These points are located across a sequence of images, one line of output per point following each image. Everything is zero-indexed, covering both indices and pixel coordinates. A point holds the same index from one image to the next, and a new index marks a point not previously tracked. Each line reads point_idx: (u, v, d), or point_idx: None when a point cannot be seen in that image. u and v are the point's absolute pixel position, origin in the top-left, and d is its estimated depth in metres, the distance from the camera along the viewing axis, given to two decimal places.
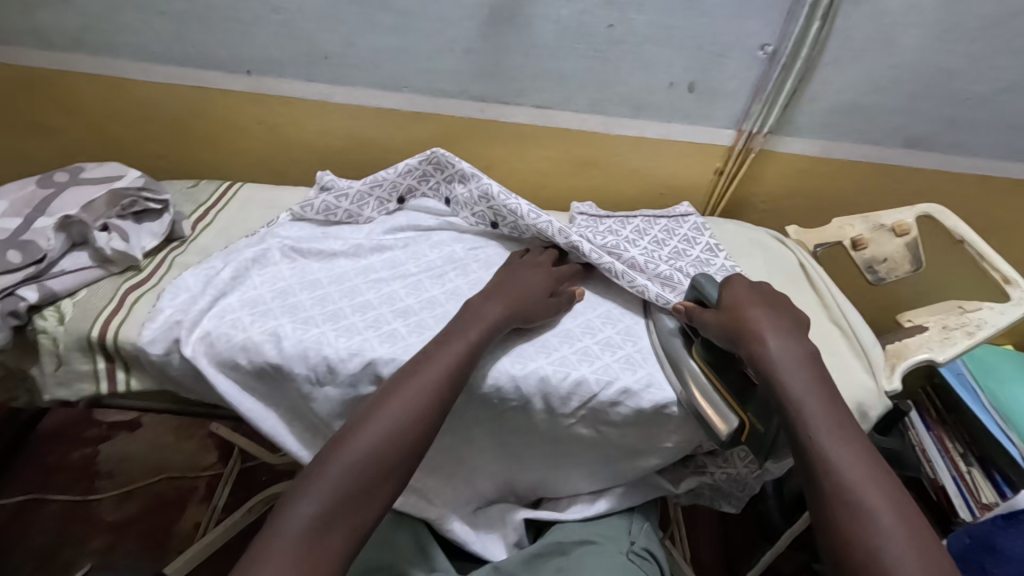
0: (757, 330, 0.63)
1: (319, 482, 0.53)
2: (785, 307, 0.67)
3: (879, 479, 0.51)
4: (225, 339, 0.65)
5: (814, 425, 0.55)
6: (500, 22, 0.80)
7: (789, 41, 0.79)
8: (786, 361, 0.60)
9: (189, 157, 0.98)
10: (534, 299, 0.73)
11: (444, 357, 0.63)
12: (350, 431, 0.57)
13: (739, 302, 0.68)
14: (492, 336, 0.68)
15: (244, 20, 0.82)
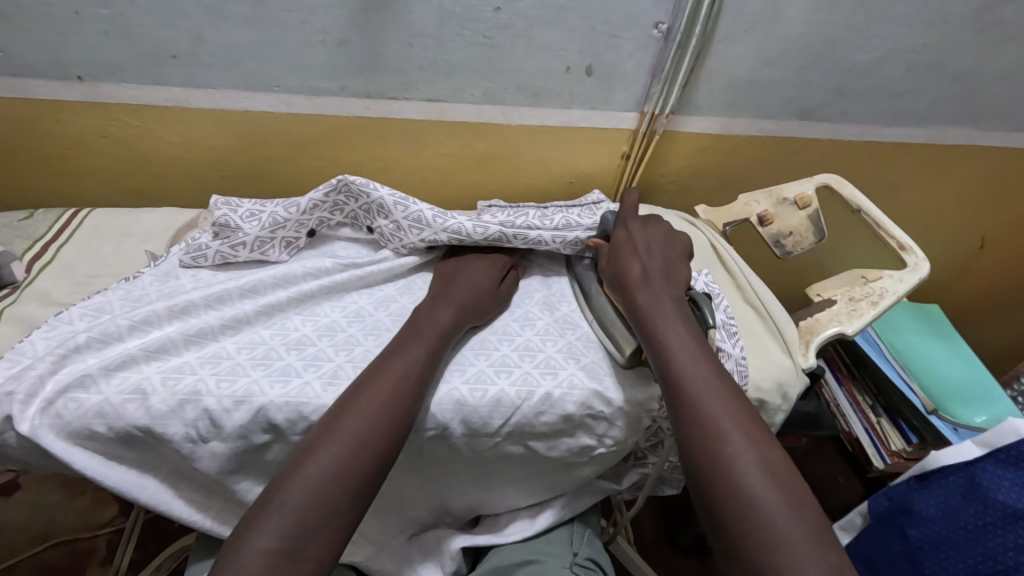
0: (636, 287, 0.64)
1: (277, 505, 0.47)
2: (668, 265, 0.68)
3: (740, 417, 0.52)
4: (75, 406, 0.54)
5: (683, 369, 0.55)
6: (373, 9, 0.72)
7: (682, 18, 0.77)
8: (662, 312, 0.61)
9: (24, 182, 0.84)
10: (494, 295, 0.71)
11: (406, 358, 0.59)
12: (307, 450, 0.51)
13: (622, 256, 0.68)
14: (450, 334, 0.64)
15: (61, 16, 0.68)
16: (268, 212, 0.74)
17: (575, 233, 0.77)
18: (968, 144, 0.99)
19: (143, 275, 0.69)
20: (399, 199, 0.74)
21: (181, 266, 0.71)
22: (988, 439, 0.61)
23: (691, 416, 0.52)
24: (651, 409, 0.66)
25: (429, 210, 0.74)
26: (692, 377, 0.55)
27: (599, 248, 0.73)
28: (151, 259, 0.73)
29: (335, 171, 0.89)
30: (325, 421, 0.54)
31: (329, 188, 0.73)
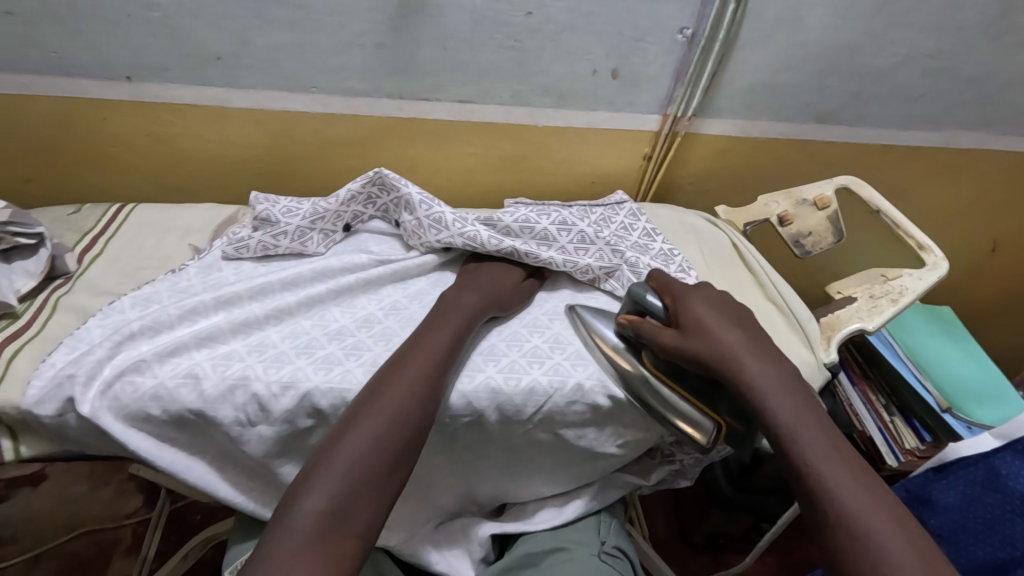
0: (743, 361, 0.58)
1: (328, 467, 0.48)
2: (750, 325, 0.63)
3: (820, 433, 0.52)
4: (131, 389, 0.57)
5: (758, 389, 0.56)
6: (409, 13, 0.75)
7: (706, 23, 0.79)
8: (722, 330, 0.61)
9: (67, 179, 0.87)
10: (516, 293, 0.74)
11: (437, 340, 0.62)
12: (349, 422, 0.52)
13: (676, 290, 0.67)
14: (473, 320, 0.67)
15: (113, 19, 0.71)
16: (309, 207, 0.77)
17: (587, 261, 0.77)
18: (983, 147, 1.01)
19: (188, 267, 0.72)
20: (425, 199, 0.76)
21: (224, 259, 0.74)
22: (1005, 431, 0.62)
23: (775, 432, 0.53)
24: None
25: (451, 213, 0.77)
26: (789, 410, 0.54)
27: (637, 324, 0.66)
28: (196, 252, 0.76)
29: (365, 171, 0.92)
30: (365, 395, 0.55)
31: (365, 180, 0.78)
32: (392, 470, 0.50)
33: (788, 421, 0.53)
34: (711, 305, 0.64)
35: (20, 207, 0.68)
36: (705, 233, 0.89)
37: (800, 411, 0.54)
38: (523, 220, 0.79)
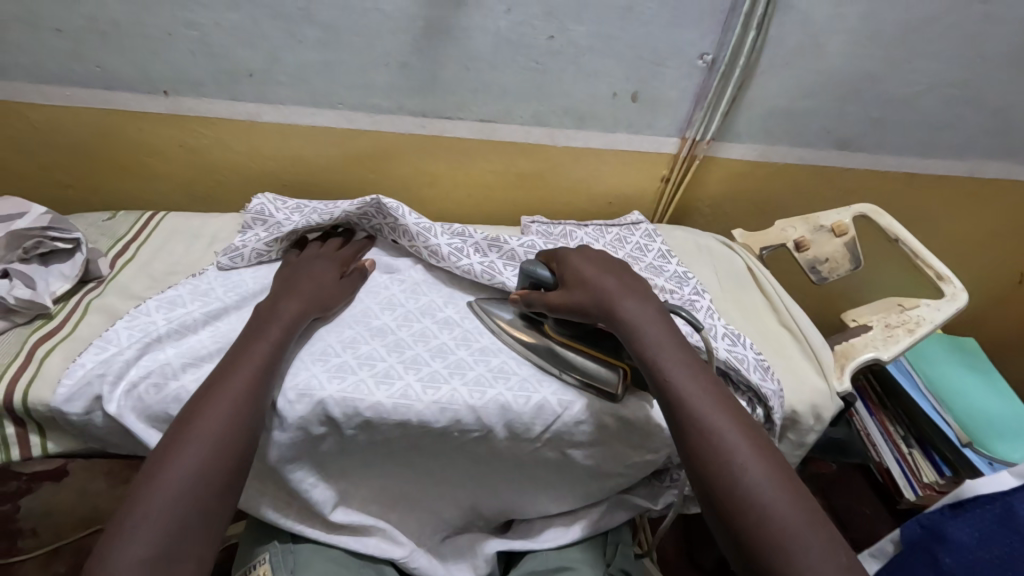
0: (617, 302, 0.62)
1: (139, 513, 0.46)
2: (627, 271, 0.67)
3: (761, 449, 0.50)
4: (155, 390, 0.59)
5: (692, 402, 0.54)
6: (435, 35, 0.77)
7: (726, 50, 0.80)
8: (647, 327, 0.60)
9: (103, 186, 0.91)
10: (338, 283, 0.73)
11: (261, 354, 0.59)
12: (159, 466, 0.49)
13: (589, 279, 0.65)
14: (293, 326, 0.64)
15: (153, 35, 0.75)
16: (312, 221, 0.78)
17: None
18: (1008, 178, 1.00)
19: (210, 270, 0.75)
20: (421, 230, 0.78)
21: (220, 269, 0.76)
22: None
23: (702, 442, 0.51)
24: None
25: (448, 244, 0.78)
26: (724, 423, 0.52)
27: (528, 296, 0.69)
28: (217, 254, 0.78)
29: (387, 185, 0.94)
30: (175, 426, 0.52)
31: (362, 204, 0.79)
32: (219, 495, 0.49)
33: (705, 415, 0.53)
34: (588, 260, 0.68)
35: (60, 213, 0.71)
36: (720, 256, 0.89)
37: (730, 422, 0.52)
38: (528, 246, 0.81)
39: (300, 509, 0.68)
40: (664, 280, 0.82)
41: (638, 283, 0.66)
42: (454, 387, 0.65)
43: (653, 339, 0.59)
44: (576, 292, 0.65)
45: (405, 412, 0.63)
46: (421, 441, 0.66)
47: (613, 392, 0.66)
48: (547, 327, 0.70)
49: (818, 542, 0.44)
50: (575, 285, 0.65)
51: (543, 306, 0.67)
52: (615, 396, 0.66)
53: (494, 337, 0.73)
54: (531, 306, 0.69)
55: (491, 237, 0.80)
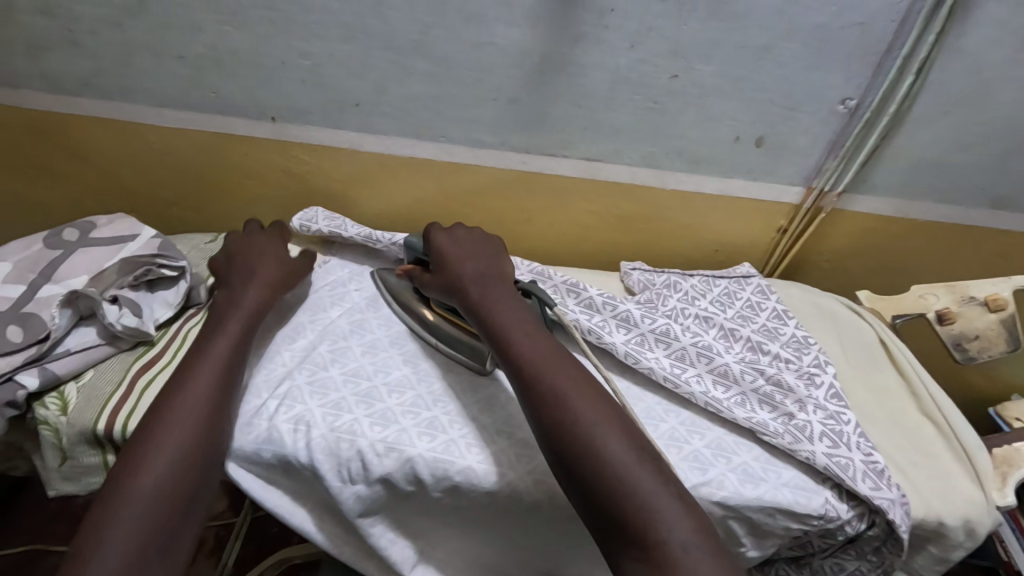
0: (470, 286, 0.64)
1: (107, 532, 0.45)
2: (494, 254, 0.69)
3: (604, 408, 0.52)
4: (247, 433, 0.58)
5: (536, 373, 0.54)
6: (549, 71, 0.73)
7: (872, 96, 0.72)
8: (501, 306, 0.61)
9: (204, 207, 0.92)
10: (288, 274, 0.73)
11: (223, 348, 0.60)
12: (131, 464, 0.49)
13: (450, 263, 0.67)
14: (252, 324, 0.64)
15: (270, 65, 0.75)
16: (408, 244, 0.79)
17: (724, 362, 0.68)
18: None
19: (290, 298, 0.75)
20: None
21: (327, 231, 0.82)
22: None
23: (553, 413, 0.52)
24: (806, 524, 0.58)
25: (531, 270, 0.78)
26: (567, 387, 0.53)
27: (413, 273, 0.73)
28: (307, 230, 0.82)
29: (484, 221, 0.91)
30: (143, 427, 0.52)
31: None
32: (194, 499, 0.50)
33: (548, 384, 0.53)
34: (454, 240, 0.70)
35: (168, 238, 0.71)
36: (845, 324, 0.79)
37: (572, 382, 0.54)
38: (608, 296, 0.74)
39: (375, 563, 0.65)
40: (781, 347, 0.73)
41: (504, 268, 0.68)
42: None
43: (501, 315, 0.60)
44: (439, 278, 0.68)
45: (497, 482, 0.58)
46: (508, 510, 0.60)
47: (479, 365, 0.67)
48: (432, 304, 0.72)
49: (652, 479, 0.47)
50: (440, 270, 0.68)
51: (421, 285, 0.71)
52: (484, 367, 0.67)
53: None
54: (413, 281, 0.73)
55: (570, 281, 0.76)
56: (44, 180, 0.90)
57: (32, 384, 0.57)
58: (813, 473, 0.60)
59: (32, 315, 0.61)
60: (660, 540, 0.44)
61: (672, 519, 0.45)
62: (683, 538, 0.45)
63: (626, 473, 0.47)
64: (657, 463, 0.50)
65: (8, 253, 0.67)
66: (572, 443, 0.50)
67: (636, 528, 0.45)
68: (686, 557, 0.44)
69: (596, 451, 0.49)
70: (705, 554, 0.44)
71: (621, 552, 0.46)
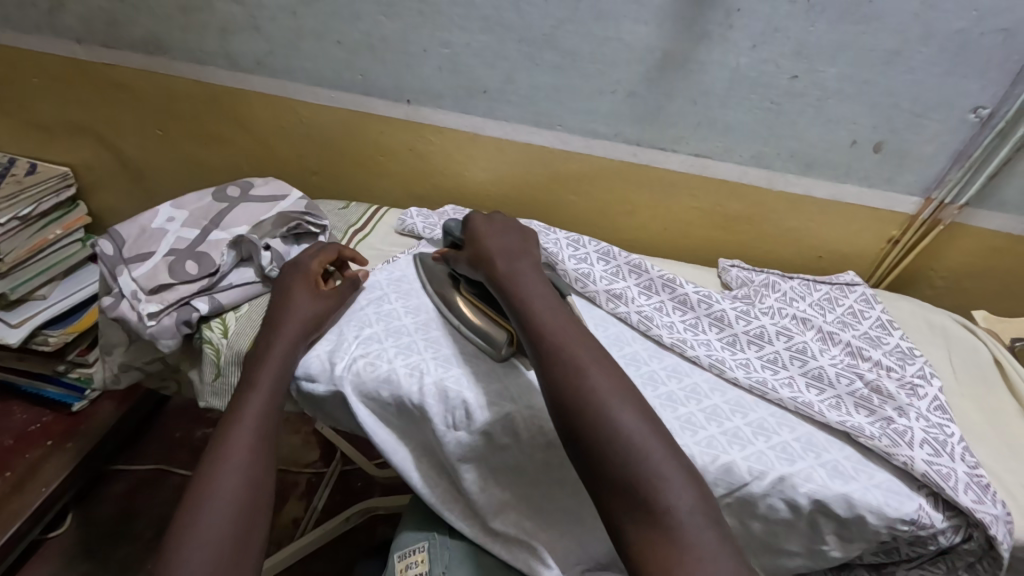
0: (497, 261, 0.68)
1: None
2: (525, 233, 0.73)
3: (616, 378, 0.54)
4: (371, 370, 0.66)
5: (549, 339, 0.57)
6: (670, 67, 0.76)
7: (1010, 105, 0.70)
8: (520, 277, 0.65)
9: (336, 179, 1.03)
10: (332, 316, 0.70)
11: (271, 360, 0.63)
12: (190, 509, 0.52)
13: (484, 236, 0.72)
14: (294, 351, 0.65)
15: (413, 51, 0.83)
16: None
17: (818, 366, 0.69)
18: None
19: (400, 258, 0.83)
20: (581, 277, 0.78)
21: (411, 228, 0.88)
22: None
23: (568, 375, 0.54)
24: (898, 530, 0.57)
25: (628, 263, 0.81)
26: (580, 355, 0.55)
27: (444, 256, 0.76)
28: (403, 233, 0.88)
29: (586, 208, 0.94)
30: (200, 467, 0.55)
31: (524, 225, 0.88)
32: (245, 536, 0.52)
33: (565, 352, 0.55)
34: (492, 221, 0.75)
35: (312, 201, 0.82)
36: (959, 342, 0.76)
37: (586, 352, 0.56)
38: (704, 295, 0.76)
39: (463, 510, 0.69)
40: (884, 354, 0.72)
41: (528, 249, 0.71)
42: None
43: (525, 290, 0.63)
44: (471, 250, 0.72)
45: None
46: None
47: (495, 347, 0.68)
48: (461, 288, 0.75)
49: (663, 448, 0.49)
50: (472, 243, 0.72)
51: (455, 262, 0.74)
52: (500, 353, 0.68)
53: (682, 383, 0.68)
54: (450, 263, 0.75)
55: (667, 276, 0.78)
56: (210, 146, 1.04)
57: (202, 308, 0.68)
58: (909, 480, 0.59)
59: (205, 253, 0.72)
60: (666, 509, 0.45)
61: (678, 485, 0.47)
62: (687, 504, 0.46)
63: (638, 442, 0.49)
64: (666, 433, 0.51)
65: (185, 201, 0.80)
66: (582, 406, 0.51)
67: (644, 492, 0.46)
68: (693, 525, 0.45)
69: (609, 418, 0.50)
70: (707, 519, 0.46)
71: (627, 517, 0.47)
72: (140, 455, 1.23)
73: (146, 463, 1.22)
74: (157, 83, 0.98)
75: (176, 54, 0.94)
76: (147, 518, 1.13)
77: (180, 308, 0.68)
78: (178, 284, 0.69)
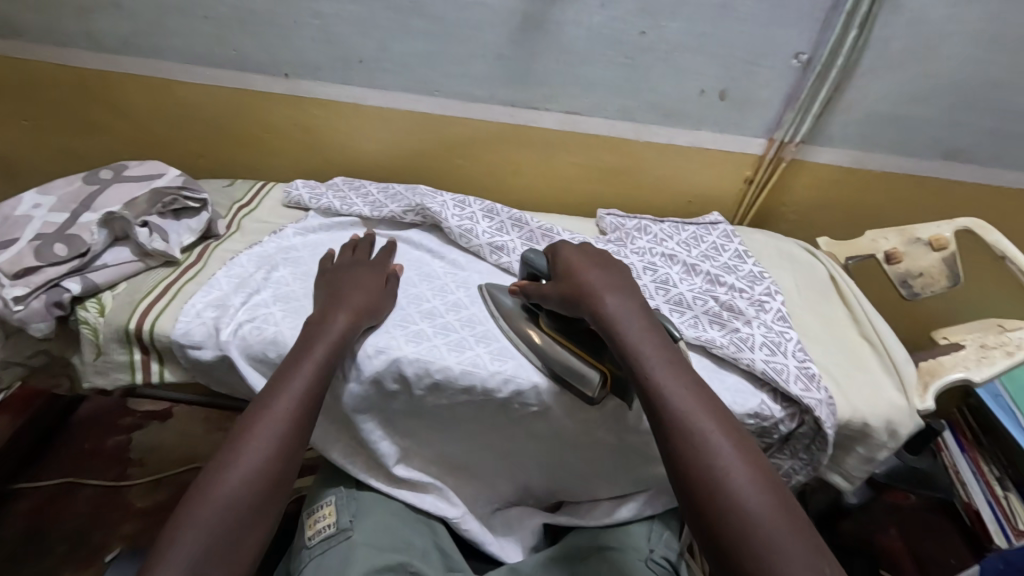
0: (603, 297, 0.60)
1: (175, 548, 0.48)
2: (618, 265, 0.66)
3: (745, 452, 0.49)
4: (257, 333, 0.67)
5: (670, 400, 0.52)
6: (531, 28, 0.81)
7: (825, 50, 0.79)
8: (626, 317, 0.59)
9: (223, 159, 1.01)
10: (383, 301, 0.71)
11: (308, 367, 0.60)
12: (206, 481, 0.52)
13: (576, 270, 0.64)
14: (346, 344, 0.64)
15: (282, 24, 0.84)
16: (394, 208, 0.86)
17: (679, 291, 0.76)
18: None
19: (288, 229, 0.84)
20: (465, 232, 0.82)
21: (297, 201, 0.89)
22: None
23: (688, 450, 0.49)
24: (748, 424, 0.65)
25: (509, 217, 0.86)
26: (705, 422, 0.50)
27: (523, 290, 0.70)
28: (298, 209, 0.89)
29: (474, 171, 0.98)
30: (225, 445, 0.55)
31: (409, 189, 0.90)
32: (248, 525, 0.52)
33: (688, 416, 0.51)
34: (582, 252, 0.67)
35: (190, 176, 0.82)
36: (802, 263, 0.86)
37: (707, 419, 0.51)
38: (579, 240, 0.83)
39: (366, 461, 0.72)
40: (737, 279, 0.80)
41: (627, 282, 0.64)
42: (522, 363, 0.68)
43: (639, 333, 0.57)
44: (562, 285, 0.64)
45: (471, 381, 0.66)
46: (485, 409, 0.69)
47: (586, 393, 0.64)
48: (540, 323, 0.69)
49: (801, 546, 0.43)
50: (564, 279, 0.64)
51: (540, 297, 0.67)
52: (593, 397, 0.64)
53: None
54: (529, 297, 0.69)
55: (545, 227, 0.84)
56: (83, 133, 1.00)
57: (75, 288, 0.67)
58: (753, 380, 0.67)
59: (75, 234, 0.71)
60: None
61: None
62: None
63: (770, 536, 0.44)
64: (808, 533, 0.45)
65: (53, 187, 0.78)
66: (708, 486, 0.47)
67: None
68: None
69: (738, 502, 0.46)
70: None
71: None
72: (43, 467, 1.18)
73: (51, 475, 1.17)
74: (14, 69, 0.93)
75: (31, 38, 0.90)
76: (57, 531, 1.08)
77: (49, 289, 0.66)
78: (47, 266, 0.68)
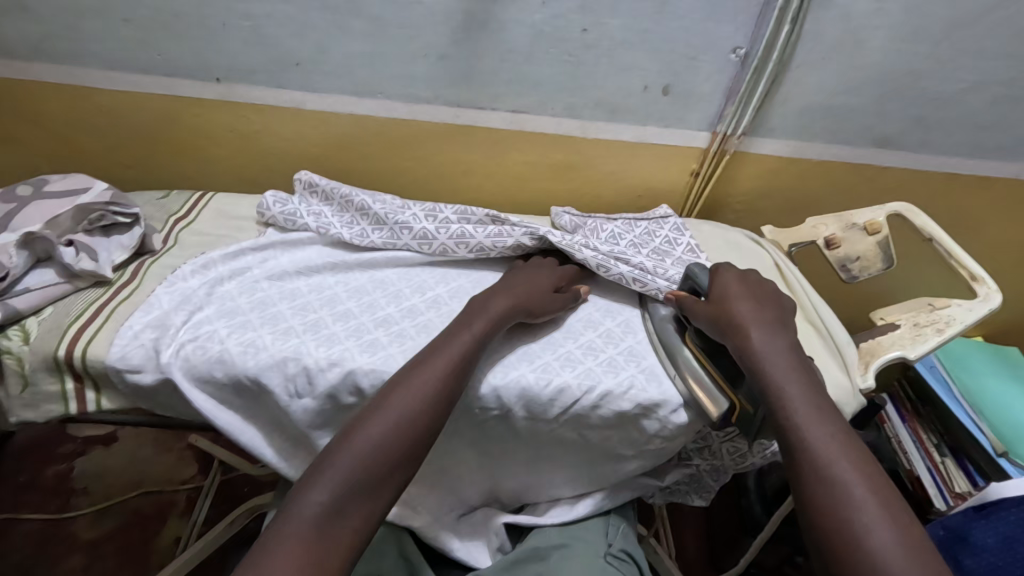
0: (747, 323, 0.64)
1: (329, 472, 0.51)
2: (773, 298, 0.69)
3: (871, 482, 0.49)
4: (201, 353, 0.64)
5: (804, 428, 0.54)
6: (472, 27, 0.80)
7: (761, 44, 0.81)
8: (771, 350, 0.61)
9: (155, 169, 0.96)
10: (540, 298, 0.73)
11: (443, 365, 0.60)
12: (357, 423, 0.55)
13: (728, 297, 0.67)
14: (498, 327, 0.67)
15: (211, 26, 0.80)
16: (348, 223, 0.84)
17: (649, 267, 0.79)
18: None
19: (246, 249, 0.79)
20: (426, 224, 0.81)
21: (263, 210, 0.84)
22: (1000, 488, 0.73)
23: (810, 470, 0.51)
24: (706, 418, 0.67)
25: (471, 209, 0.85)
26: (827, 448, 0.52)
27: (680, 300, 0.72)
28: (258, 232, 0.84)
29: (423, 173, 0.97)
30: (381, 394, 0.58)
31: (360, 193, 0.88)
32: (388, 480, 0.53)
33: (812, 440, 0.53)
34: (743, 281, 0.70)
35: (119, 191, 0.77)
36: (748, 252, 0.89)
37: (835, 445, 0.52)
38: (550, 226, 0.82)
39: None
40: None
41: (778, 318, 0.66)
42: (479, 368, 0.67)
43: (778, 361, 0.60)
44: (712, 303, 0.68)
45: None
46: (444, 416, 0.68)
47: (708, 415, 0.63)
48: (689, 339, 0.71)
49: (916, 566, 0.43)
50: (717, 301, 0.68)
51: (690, 313, 0.70)
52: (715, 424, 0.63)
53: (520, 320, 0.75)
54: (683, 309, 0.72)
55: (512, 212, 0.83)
56: None
57: None
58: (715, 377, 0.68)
59: None
60: None
61: None
62: None
63: (884, 553, 0.44)
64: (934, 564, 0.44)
65: None
66: (824, 497, 0.49)
67: None
68: None
69: (854, 519, 0.47)
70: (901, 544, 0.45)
71: None
72: None
73: None
74: None
75: None
76: None
77: None
78: None
